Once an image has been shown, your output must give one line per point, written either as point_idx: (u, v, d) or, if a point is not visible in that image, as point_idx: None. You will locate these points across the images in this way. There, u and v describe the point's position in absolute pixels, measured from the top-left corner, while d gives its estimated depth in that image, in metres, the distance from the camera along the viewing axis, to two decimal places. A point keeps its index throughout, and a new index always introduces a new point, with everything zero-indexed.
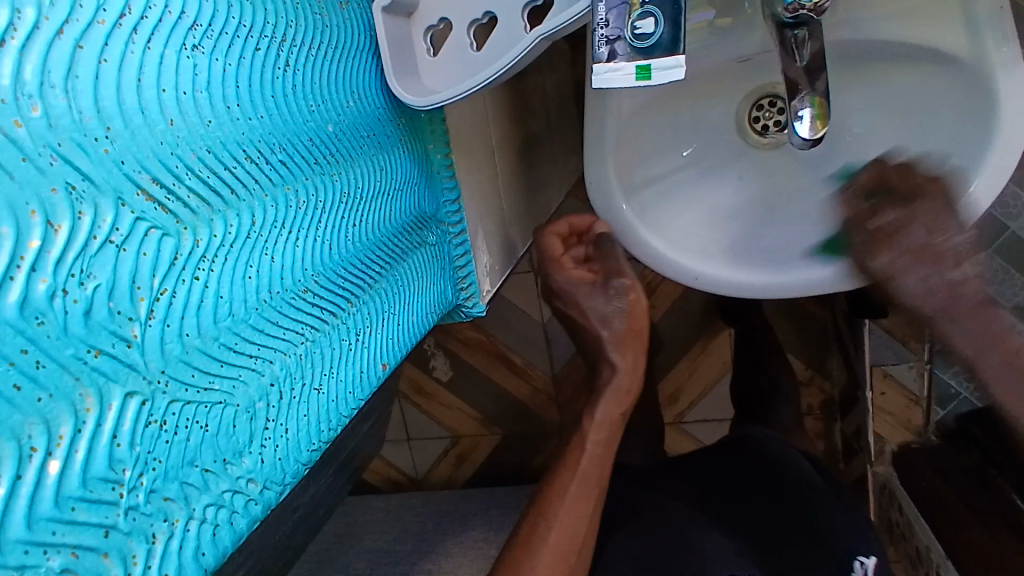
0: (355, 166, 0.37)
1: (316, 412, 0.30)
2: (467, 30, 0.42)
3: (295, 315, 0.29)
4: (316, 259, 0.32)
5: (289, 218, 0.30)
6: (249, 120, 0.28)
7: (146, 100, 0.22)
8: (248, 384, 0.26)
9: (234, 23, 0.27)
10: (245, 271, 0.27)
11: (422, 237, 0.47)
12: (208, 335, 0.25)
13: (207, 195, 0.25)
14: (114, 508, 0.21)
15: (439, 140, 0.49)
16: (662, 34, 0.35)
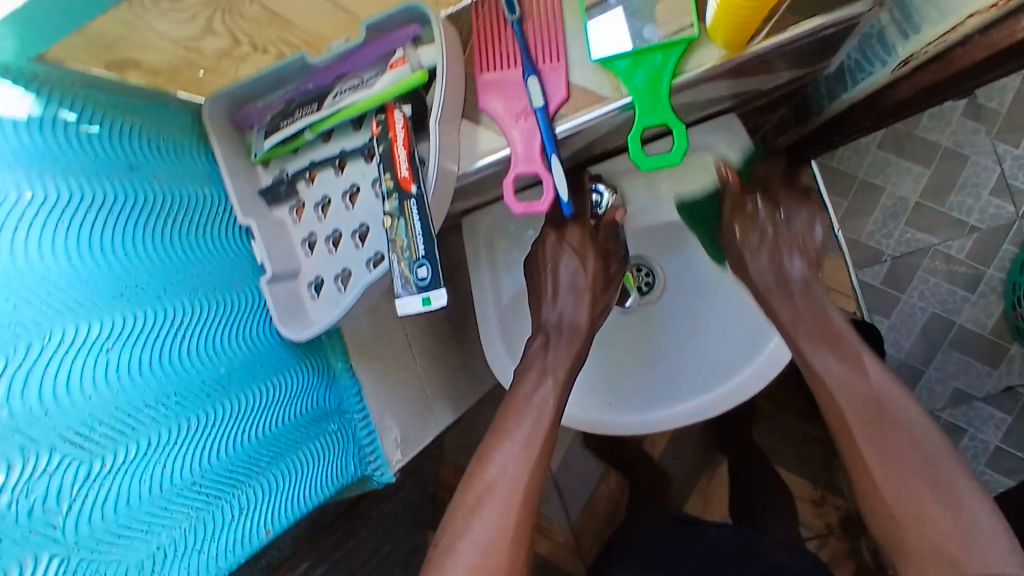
0: (249, 390, 0.55)
1: (193, 565, 0.48)
2: (334, 280, 0.60)
3: (179, 502, 0.47)
4: (204, 461, 0.50)
5: (178, 437, 0.48)
6: (146, 381, 0.47)
7: (70, 389, 0.42)
8: (138, 549, 0.45)
9: (140, 325, 0.47)
10: (138, 477, 0.45)
11: (326, 426, 0.63)
12: (109, 519, 0.43)
13: (110, 433, 0.44)
14: None
15: (338, 350, 0.66)
16: (432, 276, 0.53)
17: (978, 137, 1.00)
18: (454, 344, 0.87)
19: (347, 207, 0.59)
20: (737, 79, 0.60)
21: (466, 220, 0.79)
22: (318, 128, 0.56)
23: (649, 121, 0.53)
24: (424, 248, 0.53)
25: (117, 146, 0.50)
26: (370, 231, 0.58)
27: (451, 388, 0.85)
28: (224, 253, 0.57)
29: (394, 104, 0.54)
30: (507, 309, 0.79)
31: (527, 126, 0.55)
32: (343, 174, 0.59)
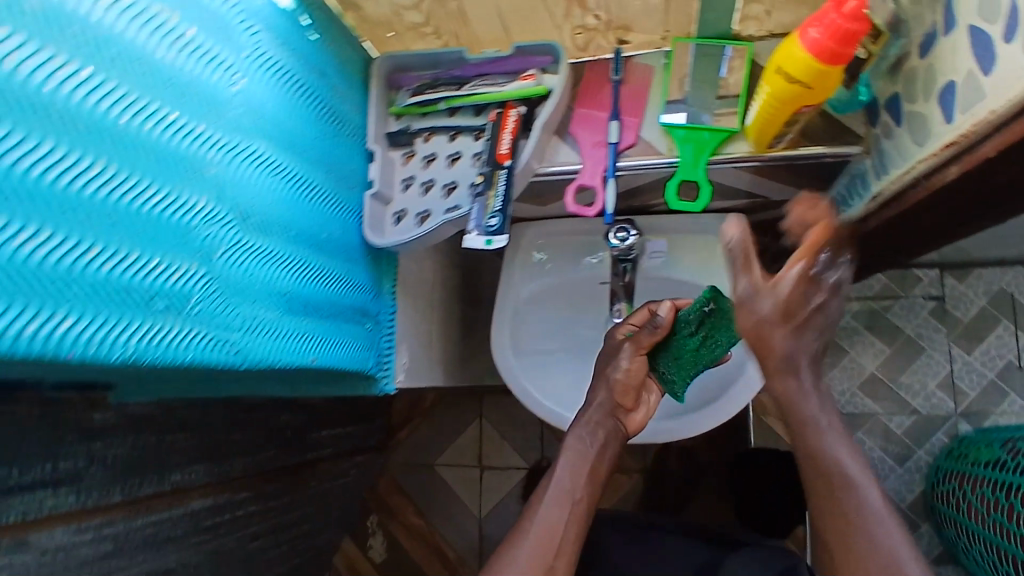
0: (329, 256, 0.69)
1: (274, 347, 0.58)
2: (415, 216, 0.78)
3: (276, 298, 0.59)
4: (294, 283, 0.62)
5: (288, 254, 0.61)
6: (284, 204, 0.61)
7: (249, 176, 0.56)
8: (250, 310, 0.55)
9: (291, 166, 0.62)
10: (264, 262, 0.58)
11: (362, 320, 0.77)
12: (242, 276, 0.55)
13: (259, 221, 0.57)
14: (194, 304, 0.49)
15: (390, 274, 0.82)
16: (501, 224, 0.70)
17: (938, 334, 1.26)
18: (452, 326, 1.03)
19: (447, 166, 0.78)
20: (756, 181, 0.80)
21: (515, 225, 0.98)
22: (452, 102, 0.76)
23: (686, 177, 0.72)
24: (501, 205, 0.70)
25: (319, 51, 0.67)
26: (458, 188, 0.77)
27: (444, 359, 1.00)
28: (348, 160, 0.74)
29: (514, 104, 0.74)
30: (523, 303, 0.97)
31: (598, 153, 0.75)
32: (453, 142, 0.78)
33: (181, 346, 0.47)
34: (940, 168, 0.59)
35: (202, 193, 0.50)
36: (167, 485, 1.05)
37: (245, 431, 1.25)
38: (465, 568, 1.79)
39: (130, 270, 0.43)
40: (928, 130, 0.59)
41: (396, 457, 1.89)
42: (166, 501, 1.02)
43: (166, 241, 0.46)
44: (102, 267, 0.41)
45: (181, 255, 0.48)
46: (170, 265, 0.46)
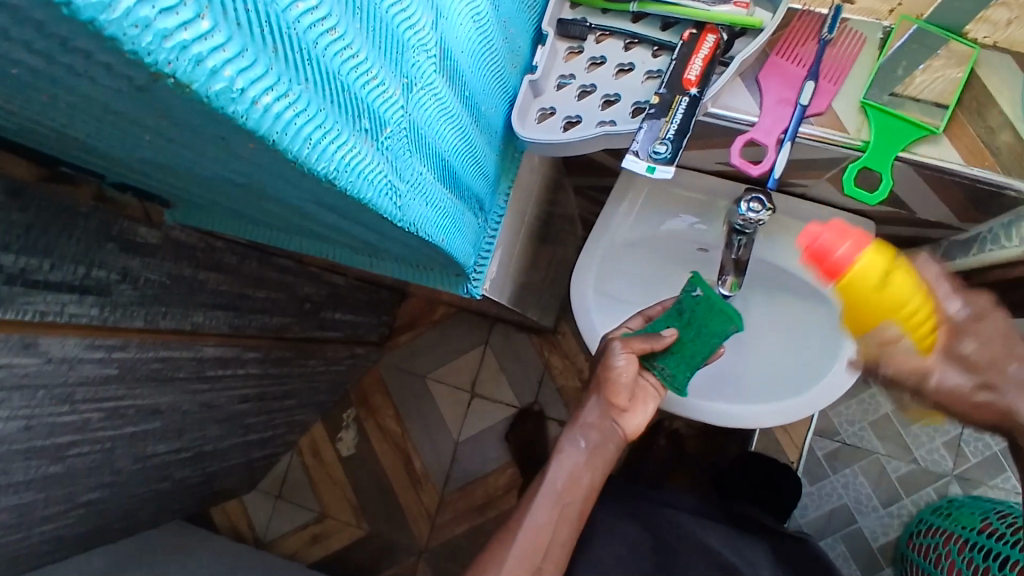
0: (479, 131, 0.61)
1: (423, 211, 0.51)
2: (562, 118, 0.70)
3: (436, 159, 0.52)
4: (452, 148, 0.55)
5: (457, 114, 0.54)
6: (469, 56, 0.53)
7: (457, 9, 0.48)
8: (418, 160, 0.48)
9: (485, 15, 0.54)
10: (440, 113, 0.50)
11: (477, 212, 0.69)
12: (423, 120, 0.47)
13: (449, 65, 0.49)
14: (386, 132, 0.41)
15: (509, 174, 0.74)
16: (668, 153, 0.63)
17: None
18: (527, 245, 0.97)
19: (614, 76, 0.70)
20: (918, 190, 0.74)
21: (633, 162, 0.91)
22: (645, 6, 0.67)
23: (869, 166, 0.67)
24: (673, 134, 0.63)
25: None
26: (620, 103, 0.69)
27: (512, 278, 0.94)
28: (519, 36, 0.66)
29: (713, 30, 0.66)
30: (616, 245, 0.91)
31: (781, 111, 0.68)
32: (628, 52, 0.70)
33: (367, 180, 0.40)
34: None
35: (425, 8, 0.42)
36: (188, 324, 0.99)
37: (266, 291, 1.18)
38: (429, 484, 1.78)
39: (355, 71, 0.36)
40: None
41: (388, 359, 1.85)
42: (183, 340, 0.99)
43: (387, 51, 0.39)
44: (336, 55, 0.34)
45: (391, 68, 0.40)
46: (382, 76, 0.39)
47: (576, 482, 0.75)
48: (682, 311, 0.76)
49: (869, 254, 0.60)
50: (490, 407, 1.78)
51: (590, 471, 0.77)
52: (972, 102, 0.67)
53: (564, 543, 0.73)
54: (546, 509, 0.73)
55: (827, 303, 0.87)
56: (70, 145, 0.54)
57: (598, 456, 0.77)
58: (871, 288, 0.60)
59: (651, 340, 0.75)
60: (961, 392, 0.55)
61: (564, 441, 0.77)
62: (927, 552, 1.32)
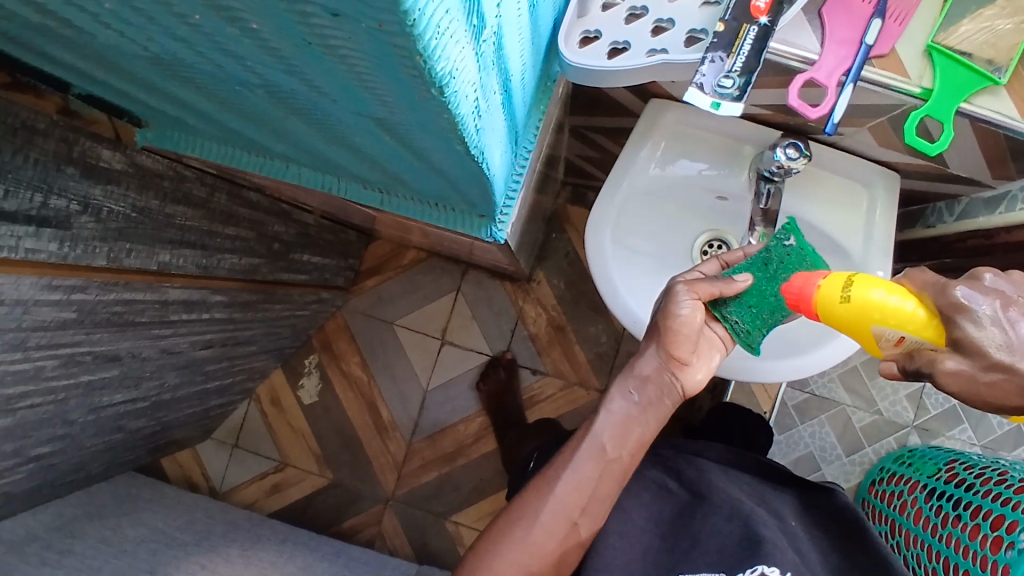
0: (532, 50, 0.53)
1: (488, 137, 0.44)
2: (608, 44, 0.63)
3: (506, 77, 0.44)
4: (515, 65, 0.47)
5: (525, 24, 0.46)
6: None
7: None
8: (496, 75, 0.40)
9: None
10: (517, 21, 0.42)
11: (514, 147, 0.62)
12: (506, 27, 0.39)
13: None
14: (484, 34, 0.34)
15: (541, 106, 0.67)
16: (735, 91, 0.58)
17: None
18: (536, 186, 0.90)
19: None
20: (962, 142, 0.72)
21: (656, 101, 0.84)
22: None
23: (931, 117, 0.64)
24: (741, 68, 0.58)
25: None
26: (674, 30, 0.62)
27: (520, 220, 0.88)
28: None
29: None
30: (635, 191, 0.86)
31: (843, 50, 0.63)
32: None
33: (467, 95, 0.32)
34: None
35: None
36: (154, 263, 0.88)
37: (236, 228, 1.07)
38: (396, 433, 1.73)
39: None
40: None
41: (353, 305, 1.77)
42: (149, 281, 0.88)
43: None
44: None
45: None
46: None
47: (626, 436, 0.74)
48: (767, 262, 0.77)
49: (826, 283, 0.63)
50: (462, 355, 1.73)
51: (642, 426, 0.75)
52: None
53: (604, 497, 0.73)
54: (588, 463, 0.72)
55: (848, 257, 0.85)
56: (47, 38, 0.44)
57: (650, 410, 0.75)
58: (838, 303, 0.61)
59: (721, 286, 0.75)
60: (968, 377, 0.51)
61: (615, 392, 0.75)
62: (889, 497, 1.38)
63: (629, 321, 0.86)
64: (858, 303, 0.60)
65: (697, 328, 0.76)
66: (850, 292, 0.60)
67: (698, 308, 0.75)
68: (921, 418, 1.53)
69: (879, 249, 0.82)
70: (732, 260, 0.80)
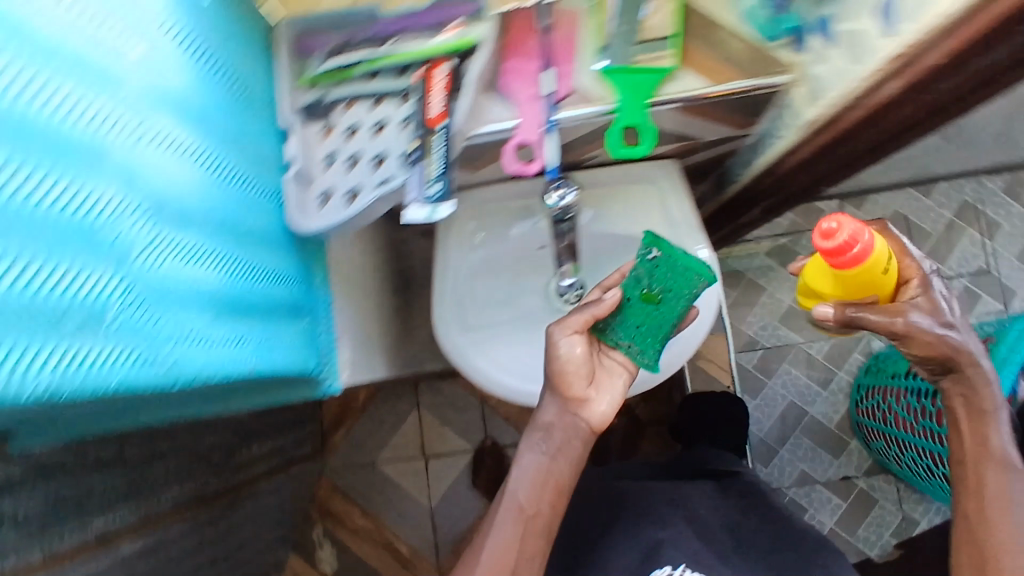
0: (258, 251, 0.63)
1: (210, 359, 0.52)
2: (342, 195, 0.70)
3: (208, 303, 0.53)
4: (225, 282, 0.56)
5: (213, 251, 0.55)
6: (204, 195, 0.55)
7: (160, 166, 0.50)
8: (177, 318, 0.49)
9: (202, 154, 0.55)
10: (188, 262, 0.51)
11: (299, 317, 0.71)
12: (164, 280, 0.48)
13: (174, 215, 0.50)
14: (102, 317, 0.42)
15: (321, 266, 0.75)
16: (442, 193, 0.64)
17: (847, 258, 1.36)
18: (388, 310, 0.97)
19: (372, 136, 0.70)
20: (688, 120, 0.78)
21: (442, 199, 0.91)
22: (374, 63, 0.68)
23: (628, 124, 0.70)
24: (440, 172, 0.65)
25: (223, 17, 0.61)
26: (389, 159, 0.70)
27: (383, 344, 0.94)
28: (262, 140, 0.67)
29: (443, 59, 0.67)
30: (461, 280, 0.92)
31: (533, 108, 0.71)
32: (376, 108, 0.70)
33: (107, 370, 0.42)
34: (878, 85, 0.57)
35: (104, 188, 0.44)
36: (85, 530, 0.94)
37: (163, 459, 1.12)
38: (422, 561, 1.73)
39: (25, 285, 0.37)
40: (869, 48, 0.56)
41: (334, 463, 1.79)
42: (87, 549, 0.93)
43: (72, 244, 0.41)
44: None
45: (84, 259, 0.41)
46: (69, 271, 0.40)
47: (532, 495, 0.78)
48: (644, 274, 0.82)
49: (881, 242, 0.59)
50: (448, 460, 1.77)
51: (545, 476, 0.79)
52: (699, 27, 0.69)
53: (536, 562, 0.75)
54: (507, 534, 0.76)
55: (668, 247, 0.90)
56: None
57: (547, 462, 0.79)
58: (880, 270, 0.60)
59: (591, 310, 0.80)
60: None
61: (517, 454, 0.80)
62: (872, 413, 1.42)
63: (513, 394, 0.90)
64: (889, 274, 0.61)
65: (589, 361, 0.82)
66: (888, 265, 0.61)
67: (580, 341, 0.80)
68: (872, 323, 1.56)
69: (686, 229, 0.88)
70: (609, 286, 0.84)
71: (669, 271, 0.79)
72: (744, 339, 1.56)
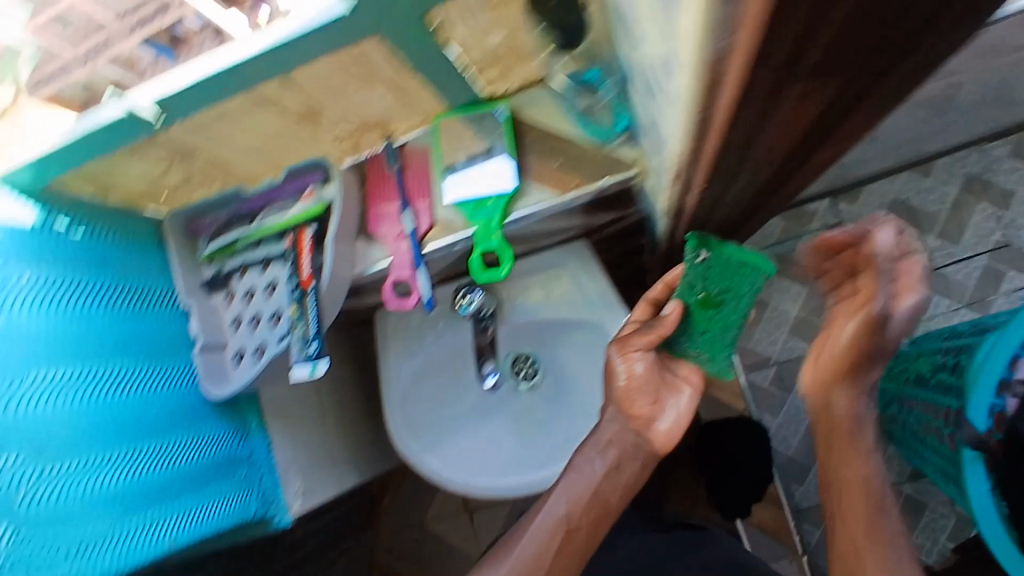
0: (165, 432, 0.71)
1: (92, 567, 0.61)
2: (250, 354, 0.77)
3: (94, 512, 0.62)
4: (117, 483, 0.65)
5: (98, 460, 0.64)
6: (80, 415, 0.64)
7: (19, 417, 0.60)
8: (45, 544, 0.58)
9: (79, 378, 0.65)
10: (62, 485, 0.61)
11: (234, 470, 0.77)
12: (27, 517, 0.58)
13: (38, 452, 0.60)
14: None
15: (254, 411, 0.82)
16: (319, 350, 0.71)
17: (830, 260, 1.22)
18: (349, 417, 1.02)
19: (266, 297, 0.77)
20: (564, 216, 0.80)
21: (377, 313, 0.96)
22: (249, 237, 0.77)
23: (484, 248, 0.73)
24: (315, 329, 0.72)
25: (95, 244, 0.70)
26: (282, 316, 0.76)
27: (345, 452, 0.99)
28: (164, 328, 0.75)
29: (306, 225, 0.74)
30: (408, 386, 0.96)
31: (400, 245, 0.75)
32: (265, 271, 0.77)
33: None
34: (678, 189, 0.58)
35: None
36: None
37: None
38: None
39: None
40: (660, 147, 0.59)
41: None
42: None
43: None
44: None
45: None
46: None
47: None
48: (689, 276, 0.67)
49: None
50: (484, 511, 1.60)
51: None
52: (537, 142, 0.73)
53: None
54: None
55: (590, 325, 0.92)
56: None
57: None
58: None
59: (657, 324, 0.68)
60: None
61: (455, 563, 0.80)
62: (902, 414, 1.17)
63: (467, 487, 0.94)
64: None
65: (654, 375, 0.71)
66: None
67: (643, 360, 0.71)
68: None
69: (603, 307, 0.89)
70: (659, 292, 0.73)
71: (717, 262, 0.59)
72: (753, 358, 1.45)
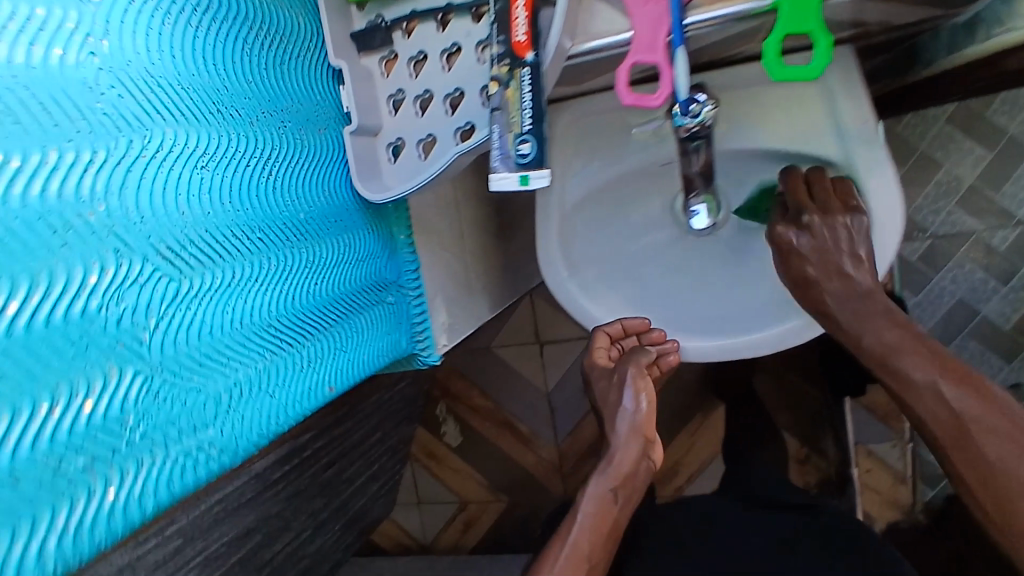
0: (319, 241, 0.58)
1: (266, 407, 0.51)
2: (415, 145, 0.58)
3: (263, 341, 0.51)
4: (278, 309, 0.53)
5: (258, 273, 0.51)
6: (234, 212, 0.49)
7: (171, 210, 0.44)
8: (217, 383, 0.47)
9: (229, 162, 0.49)
10: (224, 306, 0.48)
11: (380, 296, 0.67)
12: (193, 347, 0.45)
13: (188, 260, 0.45)
14: (122, 430, 0.40)
15: (402, 223, 0.70)
16: (536, 155, 0.50)
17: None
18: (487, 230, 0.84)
19: (443, 69, 0.55)
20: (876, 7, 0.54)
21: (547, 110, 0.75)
22: None
23: (790, 31, 0.48)
24: (531, 123, 0.49)
25: None
26: (465, 97, 0.55)
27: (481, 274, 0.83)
28: (306, 97, 0.59)
29: None
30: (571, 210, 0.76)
31: (653, 8, 0.50)
32: (444, 30, 0.54)
33: (153, 475, 0.42)
34: None
35: (89, 267, 0.38)
36: None
37: None
38: None
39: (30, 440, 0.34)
40: None
41: None
42: None
43: (83, 361, 0.37)
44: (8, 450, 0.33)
45: (96, 367, 0.38)
46: (68, 403, 0.36)
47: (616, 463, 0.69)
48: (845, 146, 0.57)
49: None
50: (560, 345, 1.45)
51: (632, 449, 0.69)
52: None
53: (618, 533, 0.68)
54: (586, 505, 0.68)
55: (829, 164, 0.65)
56: None
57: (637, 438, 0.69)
58: None
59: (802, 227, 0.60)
60: None
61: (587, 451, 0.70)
62: None
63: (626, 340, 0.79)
64: None
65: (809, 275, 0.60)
66: None
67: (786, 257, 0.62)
68: None
69: (858, 140, 0.62)
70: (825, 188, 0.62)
71: None
72: None
